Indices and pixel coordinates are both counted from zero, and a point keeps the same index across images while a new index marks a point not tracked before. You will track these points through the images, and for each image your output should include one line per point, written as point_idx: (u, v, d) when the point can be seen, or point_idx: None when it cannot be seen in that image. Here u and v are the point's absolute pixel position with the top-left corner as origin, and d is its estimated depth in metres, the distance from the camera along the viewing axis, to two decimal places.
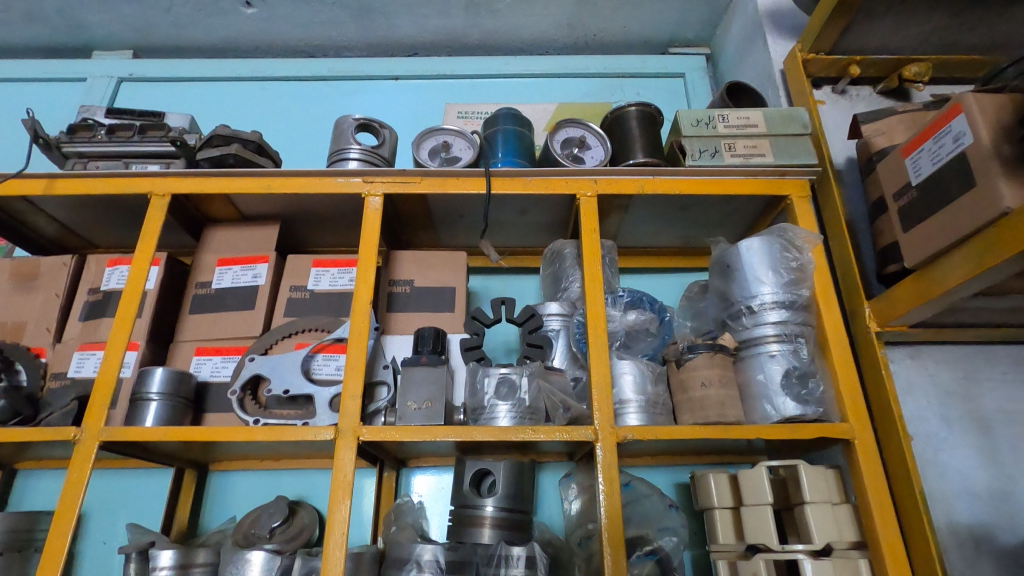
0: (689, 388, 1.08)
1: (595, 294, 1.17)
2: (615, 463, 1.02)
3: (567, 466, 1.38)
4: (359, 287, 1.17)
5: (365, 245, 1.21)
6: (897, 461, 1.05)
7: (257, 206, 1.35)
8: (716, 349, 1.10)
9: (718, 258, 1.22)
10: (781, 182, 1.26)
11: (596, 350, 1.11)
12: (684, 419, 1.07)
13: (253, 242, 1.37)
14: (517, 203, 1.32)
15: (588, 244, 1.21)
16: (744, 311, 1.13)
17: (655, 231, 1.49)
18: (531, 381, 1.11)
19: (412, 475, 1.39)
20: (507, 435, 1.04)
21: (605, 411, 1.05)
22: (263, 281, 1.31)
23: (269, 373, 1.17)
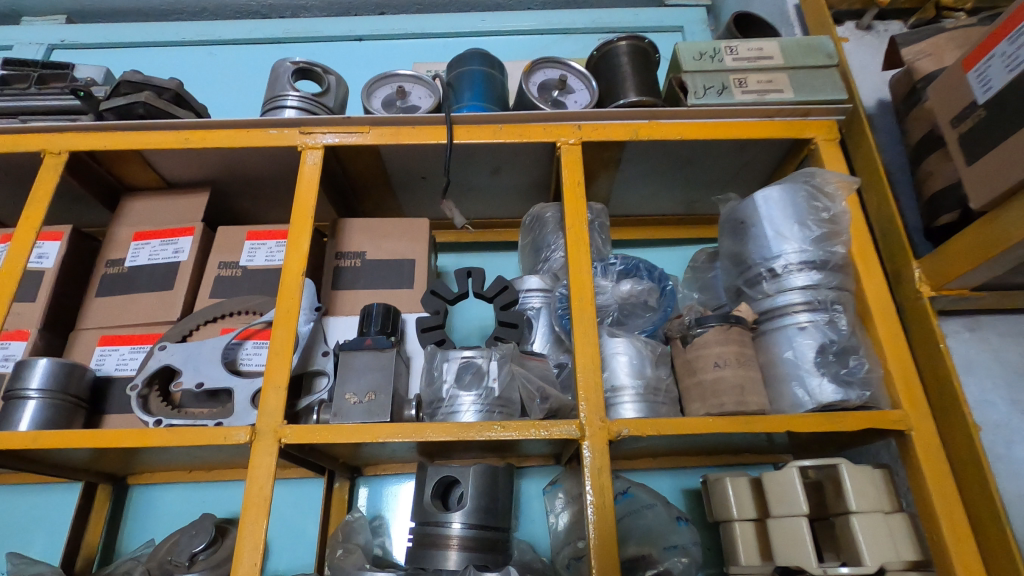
0: (698, 370, 0.86)
1: (581, 258, 0.95)
2: (606, 467, 0.80)
3: (554, 471, 1.16)
4: (290, 257, 0.95)
5: (300, 206, 1.00)
6: (965, 459, 0.83)
7: (179, 169, 1.14)
8: (730, 322, 0.88)
9: (730, 215, 1.01)
10: (802, 124, 1.04)
11: (582, 325, 0.89)
12: (692, 409, 0.85)
13: (176, 213, 1.16)
14: (486, 158, 1.11)
15: (570, 199, 1.00)
16: (764, 275, 0.92)
17: (653, 194, 1.27)
18: (501, 366, 0.89)
19: (369, 485, 1.17)
20: (468, 434, 0.81)
21: (592, 401, 0.83)
22: (185, 256, 1.10)
23: (182, 364, 0.95)
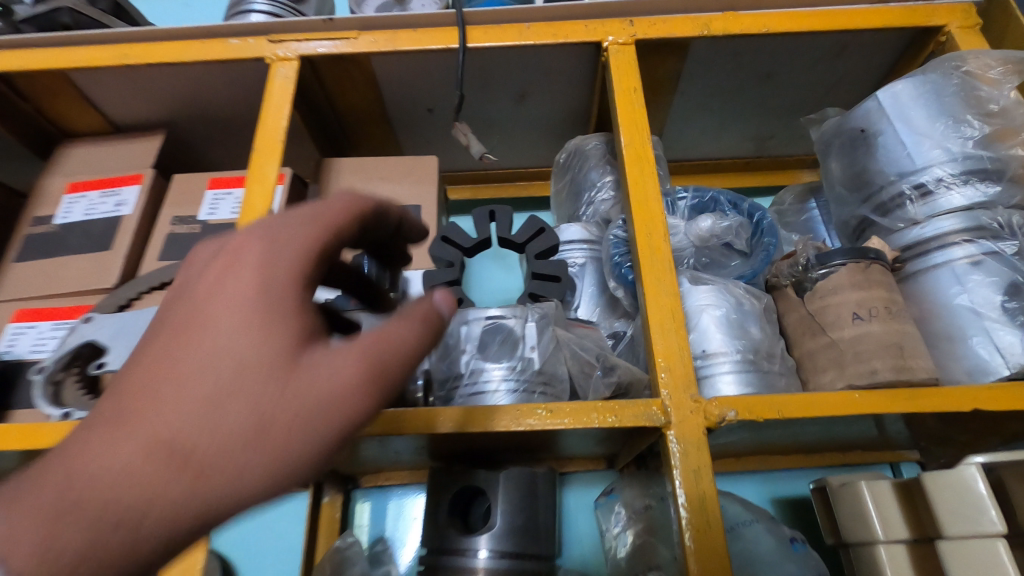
0: (828, 327, 0.60)
1: (646, 182, 0.69)
2: (707, 468, 0.53)
3: (605, 477, 0.90)
4: (253, 192, 0.71)
5: (266, 129, 0.75)
6: None
7: (125, 103, 0.91)
8: (867, 259, 0.61)
9: (841, 128, 0.76)
10: (927, 9, 0.79)
11: (653, 269, 0.63)
12: (823, 382, 0.59)
13: (123, 160, 0.93)
14: (510, 74, 0.87)
15: (626, 109, 0.75)
16: (907, 195, 0.66)
17: (715, 126, 1.02)
18: (541, 330, 0.64)
19: (369, 499, 0.92)
20: (499, 422, 0.55)
21: (677, 372, 0.58)
22: (130, 209, 0.87)
23: (111, 341, 0.71)
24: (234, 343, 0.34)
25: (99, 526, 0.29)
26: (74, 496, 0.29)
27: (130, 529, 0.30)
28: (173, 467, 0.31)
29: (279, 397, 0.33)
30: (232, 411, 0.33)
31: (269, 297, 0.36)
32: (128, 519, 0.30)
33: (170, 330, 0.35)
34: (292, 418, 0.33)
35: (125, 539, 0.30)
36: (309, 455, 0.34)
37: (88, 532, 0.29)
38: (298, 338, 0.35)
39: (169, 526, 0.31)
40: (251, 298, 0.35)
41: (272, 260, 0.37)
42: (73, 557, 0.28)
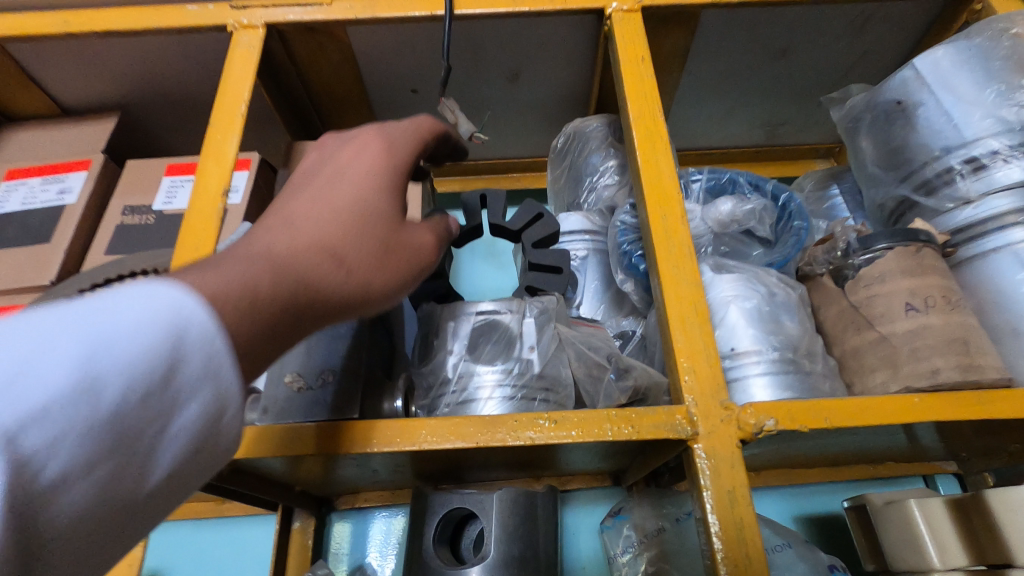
0: (875, 320, 0.51)
1: (660, 159, 0.61)
2: (743, 489, 0.44)
3: (610, 495, 0.80)
4: (208, 172, 0.62)
5: (223, 100, 0.66)
6: None
7: (73, 81, 0.82)
8: (917, 242, 0.53)
9: (871, 102, 0.68)
10: None
11: (671, 256, 0.55)
12: (872, 384, 0.50)
13: (69, 144, 0.83)
14: (502, 48, 0.79)
15: (632, 79, 0.66)
16: (957, 171, 0.58)
17: (724, 110, 0.95)
18: (541, 328, 0.55)
19: (346, 523, 0.82)
20: (493, 436, 0.46)
21: (703, 375, 0.49)
22: (75, 198, 0.77)
23: None
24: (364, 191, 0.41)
25: (280, 298, 0.32)
26: (259, 269, 0.32)
27: (293, 308, 0.33)
28: (327, 263, 0.36)
29: (394, 232, 0.41)
30: (364, 236, 0.39)
31: (383, 171, 0.44)
32: (300, 289, 0.33)
33: (293, 192, 0.41)
34: (399, 253, 0.41)
35: (296, 304, 0.33)
36: (404, 286, 0.41)
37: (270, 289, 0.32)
38: (402, 206, 0.44)
39: (318, 313, 0.35)
40: (374, 168, 0.43)
41: (387, 151, 0.45)
42: (258, 315, 0.31)
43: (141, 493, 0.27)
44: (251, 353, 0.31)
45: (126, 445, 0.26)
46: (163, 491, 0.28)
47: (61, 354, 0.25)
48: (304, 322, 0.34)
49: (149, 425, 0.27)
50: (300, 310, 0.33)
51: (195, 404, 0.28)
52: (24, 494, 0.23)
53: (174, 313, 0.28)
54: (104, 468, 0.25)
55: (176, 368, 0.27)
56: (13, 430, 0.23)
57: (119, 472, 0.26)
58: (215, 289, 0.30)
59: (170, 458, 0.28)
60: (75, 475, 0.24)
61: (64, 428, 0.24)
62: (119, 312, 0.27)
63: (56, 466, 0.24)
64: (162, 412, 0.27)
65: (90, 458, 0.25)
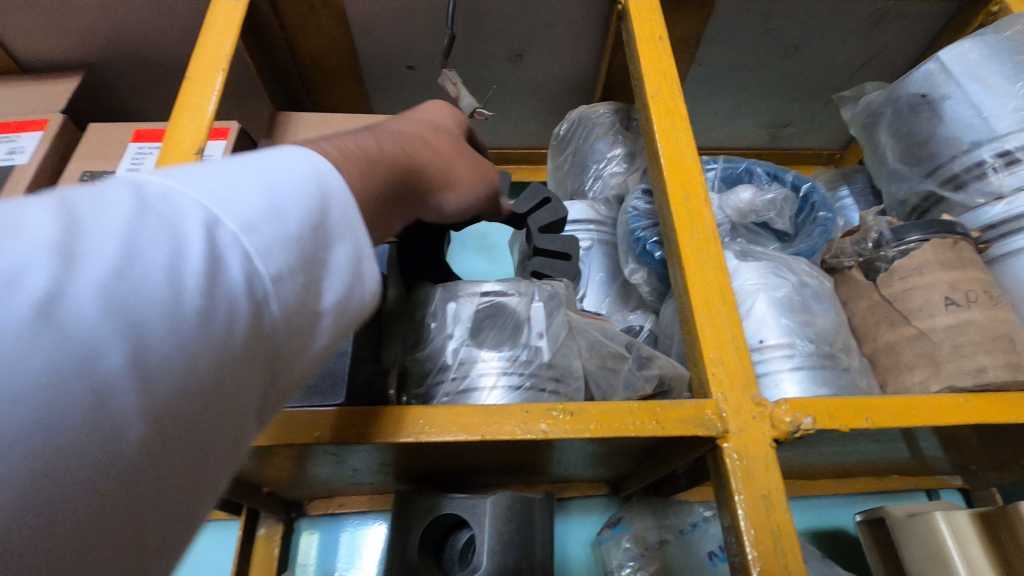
0: (912, 315, 0.48)
1: (681, 138, 0.57)
2: (780, 492, 0.40)
3: (606, 504, 0.75)
4: (181, 127, 0.55)
5: (201, 53, 0.60)
6: None
7: (33, 32, 0.74)
8: (953, 235, 0.50)
9: (893, 96, 0.65)
10: None
11: (695, 239, 0.51)
12: (909, 384, 0.46)
13: (23, 101, 0.75)
14: (508, 25, 0.74)
15: (648, 56, 0.62)
16: (988, 165, 0.55)
17: (729, 106, 0.92)
18: (551, 313, 0.50)
19: (315, 531, 0.74)
20: (498, 428, 0.40)
21: (732, 367, 0.44)
22: (27, 158, 0.69)
23: None
24: (435, 121, 0.43)
25: (389, 167, 0.34)
26: (369, 144, 0.34)
27: (397, 181, 0.35)
28: (419, 151, 0.38)
29: (469, 147, 0.45)
30: (447, 141, 0.42)
31: (453, 107, 0.47)
32: (399, 166, 0.35)
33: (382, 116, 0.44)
34: (477, 164, 0.44)
35: (398, 179, 0.35)
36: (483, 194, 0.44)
37: (381, 163, 0.34)
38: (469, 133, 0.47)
39: (411, 195, 0.37)
40: (440, 109, 0.45)
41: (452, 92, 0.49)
42: (375, 176, 0.32)
43: (326, 325, 0.26)
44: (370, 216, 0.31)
45: (316, 268, 0.25)
46: (343, 331, 0.27)
47: (251, 175, 0.25)
48: (396, 202, 0.35)
49: (326, 253, 0.26)
50: (394, 192, 0.34)
51: (357, 239, 0.27)
52: (253, 287, 0.22)
53: (320, 160, 0.28)
54: (303, 283, 0.24)
55: (338, 204, 0.27)
56: (233, 230, 0.22)
57: (311, 295, 0.25)
58: (346, 148, 0.32)
59: (347, 290, 0.26)
60: (286, 283, 0.23)
61: (275, 236, 0.23)
62: (281, 156, 0.27)
63: (273, 270, 0.23)
64: (331, 245, 0.26)
65: (296, 269, 0.24)
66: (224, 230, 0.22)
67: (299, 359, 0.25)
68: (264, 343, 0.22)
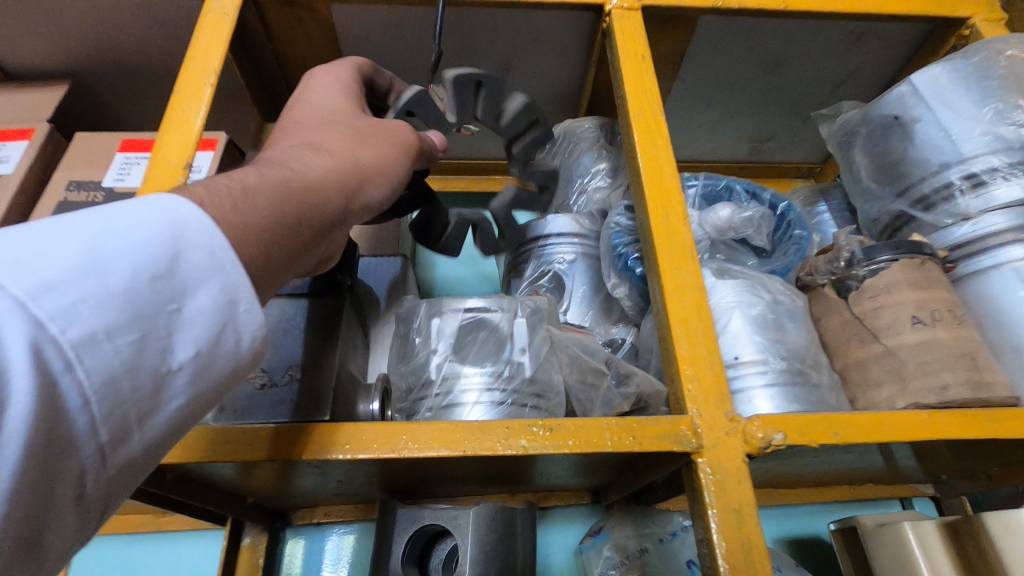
0: (880, 332, 0.49)
1: (661, 157, 0.58)
2: (751, 506, 0.41)
3: (589, 512, 0.76)
4: (167, 139, 0.56)
5: (191, 67, 0.60)
6: None
7: (19, 40, 0.74)
8: (922, 255, 0.52)
9: (868, 115, 0.67)
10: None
11: (673, 257, 0.52)
12: (876, 400, 0.48)
13: (10, 110, 0.75)
14: (495, 39, 0.75)
15: (631, 74, 0.64)
16: (954, 188, 0.57)
17: (712, 121, 0.94)
18: (533, 329, 0.51)
19: (300, 539, 0.75)
20: (480, 443, 0.41)
21: (707, 383, 0.46)
22: (13, 168, 0.69)
23: None
24: (329, 111, 0.46)
25: (276, 184, 0.35)
26: (250, 173, 0.35)
27: (294, 197, 0.35)
28: (312, 155, 0.40)
29: (369, 122, 0.46)
30: (337, 129, 0.44)
31: (352, 88, 0.50)
32: (295, 180, 0.37)
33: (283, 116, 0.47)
34: (382, 138, 0.46)
35: (298, 191, 0.36)
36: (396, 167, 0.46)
37: (271, 181, 0.35)
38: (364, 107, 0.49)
39: (320, 197, 0.37)
40: (329, 97, 0.47)
41: (331, 68, 0.51)
42: (257, 198, 0.33)
43: (168, 382, 0.27)
44: (263, 240, 0.32)
45: (152, 321, 0.26)
46: (198, 385, 0.28)
47: (74, 240, 0.25)
48: (301, 217, 0.35)
49: (167, 305, 0.27)
50: (299, 208, 0.35)
51: (207, 290, 0.28)
52: (46, 357, 0.23)
53: (174, 213, 0.29)
54: (133, 339, 0.25)
55: (192, 251, 0.28)
56: (22, 296, 0.23)
57: (147, 348, 0.26)
58: (219, 186, 0.33)
59: (192, 345, 0.28)
60: (101, 343, 0.24)
61: (82, 296, 0.24)
62: (125, 213, 0.28)
63: (80, 333, 0.24)
64: (182, 293, 0.28)
65: (116, 326, 0.25)
66: (19, 301, 0.23)
67: (132, 420, 0.26)
68: (61, 411, 0.23)
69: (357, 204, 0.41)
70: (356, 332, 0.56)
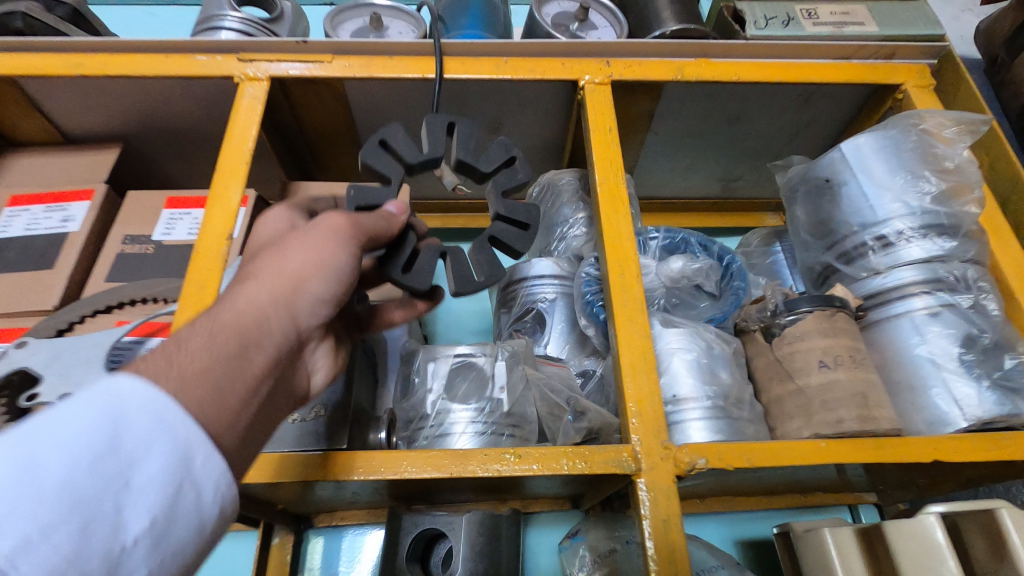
0: (795, 373, 0.60)
1: (621, 221, 0.69)
2: (677, 515, 0.52)
3: (570, 518, 0.87)
4: (211, 214, 0.68)
5: (229, 148, 0.72)
6: None
7: (79, 114, 0.87)
8: (833, 307, 0.62)
9: (806, 176, 0.78)
10: (888, 67, 0.83)
11: (626, 311, 0.63)
12: (790, 429, 0.59)
13: (72, 173, 0.88)
14: (485, 106, 0.86)
15: (599, 143, 0.75)
16: (870, 246, 0.67)
17: (685, 165, 1.04)
18: (511, 370, 0.62)
19: (322, 539, 0.87)
20: (465, 467, 0.53)
21: (648, 417, 0.57)
22: (77, 226, 0.82)
23: (44, 369, 0.65)
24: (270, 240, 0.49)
25: (211, 330, 0.38)
26: (190, 324, 0.39)
27: (233, 333, 0.38)
28: (255, 281, 0.42)
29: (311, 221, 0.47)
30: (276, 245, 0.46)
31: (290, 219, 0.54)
32: (234, 313, 0.39)
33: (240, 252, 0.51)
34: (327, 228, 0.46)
35: (236, 324, 0.39)
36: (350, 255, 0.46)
37: (205, 327, 0.38)
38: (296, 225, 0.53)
39: (259, 324, 0.40)
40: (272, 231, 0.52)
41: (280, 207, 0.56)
42: (190, 351, 0.37)
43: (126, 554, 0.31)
44: (200, 393, 0.36)
45: (93, 508, 0.31)
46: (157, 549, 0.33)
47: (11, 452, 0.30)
48: (242, 351, 0.38)
49: (108, 491, 0.32)
50: (237, 344, 0.38)
51: (145, 466, 0.33)
52: None
53: (105, 401, 0.33)
54: (77, 528, 0.30)
55: (134, 421, 0.33)
56: None
57: (92, 533, 0.30)
58: (155, 355, 0.37)
59: (144, 517, 0.32)
60: (43, 542, 0.28)
61: (16, 505, 0.28)
62: (63, 412, 0.32)
63: (17, 541, 0.28)
64: (126, 471, 0.32)
65: (52, 524, 0.29)
66: None
67: None
68: None
69: (304, 308, 0.43)
70: (367, 369, 0.68)
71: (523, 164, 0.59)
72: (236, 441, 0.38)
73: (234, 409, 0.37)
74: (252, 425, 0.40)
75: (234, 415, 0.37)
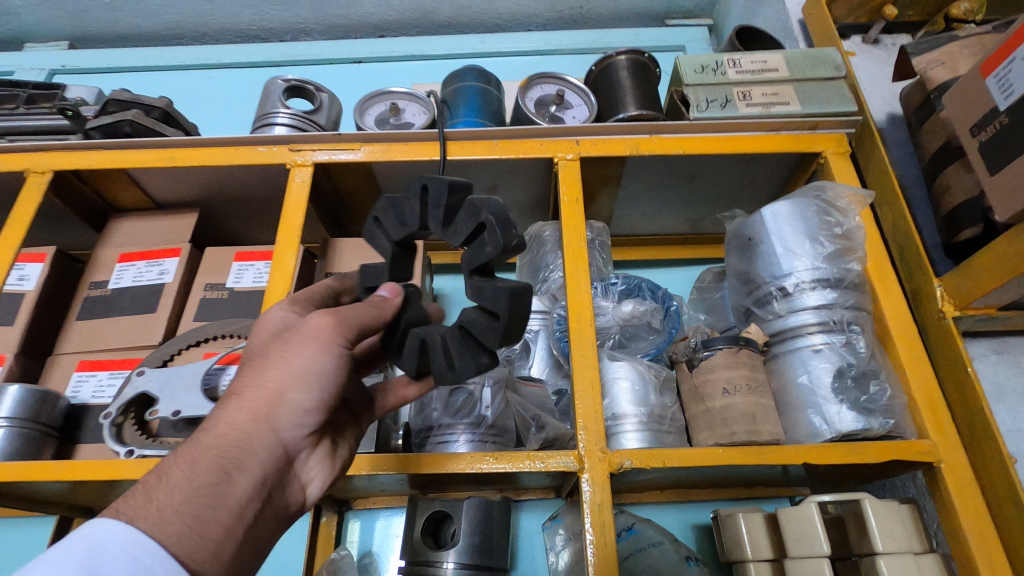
0: (706, 397, 0.80)
1: (581, 275, 0.89)
2: (607, 502, 0.73)
3: (554, 505, 1.09)
4: (273, 276, 0.91)
5: (286, 221, 0.95)
6: (988, 488, 0.76)
7: (167, 189, 1.11)
8: (739, 344, 0.82)
9: (737, 231, 0.95)
10: (811, 137, 1.00)
11: (581, 350, 0.82)
12: (700, 439, 0.79)
13: (163, 234, 1.13)
14: (482, 176, 1.07)
15: (567, 211, 0.95)
16: (775, 294, 0.86)
17: (656, 211, 1.23)
18: (495, 394, 0.84)
19: (359, 520, 1.11)
20: (458, 465, 0.75)
21: (592, 430, 0.77)
22: (170, 277, 1.07)
23: (159, 392, 0.89)
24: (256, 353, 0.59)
25: (192, 469, 0.49)
26: (179, 461, 0.50)
27: (208, 469, 0.49)
28: (235, 413, 0.53)
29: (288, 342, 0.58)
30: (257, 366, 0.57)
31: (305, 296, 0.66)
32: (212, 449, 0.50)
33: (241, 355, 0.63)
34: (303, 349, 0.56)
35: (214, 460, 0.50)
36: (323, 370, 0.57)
37: (189, 465, 0.49)
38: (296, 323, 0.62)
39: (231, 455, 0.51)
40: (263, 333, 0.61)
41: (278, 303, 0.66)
42: (175, 490, 0.47)
43: None
44: (178, 530, 0.46)
45: None
46: None
47: None
48: (215, 486, 0.49)
49: None
50: (211, 481, 0.49)
51: None
52: None
53: (89, 556, 0.43)
54: None
55: (107, 564, 0.43)
56: None
57: None
58: (144, 496, 0.47)
59: None
60: None
61: None
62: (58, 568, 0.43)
63: None
64: None
65: None
66: None
67: None
68: None
69: (277, 429, 0.55)
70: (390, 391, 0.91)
71: (490, 233, 0.51)
72: (218, 566, 0.48)
73: (213, 536, 0.48)
74: (235, 548, 0.50)
75: (213, 543, 0.48)
